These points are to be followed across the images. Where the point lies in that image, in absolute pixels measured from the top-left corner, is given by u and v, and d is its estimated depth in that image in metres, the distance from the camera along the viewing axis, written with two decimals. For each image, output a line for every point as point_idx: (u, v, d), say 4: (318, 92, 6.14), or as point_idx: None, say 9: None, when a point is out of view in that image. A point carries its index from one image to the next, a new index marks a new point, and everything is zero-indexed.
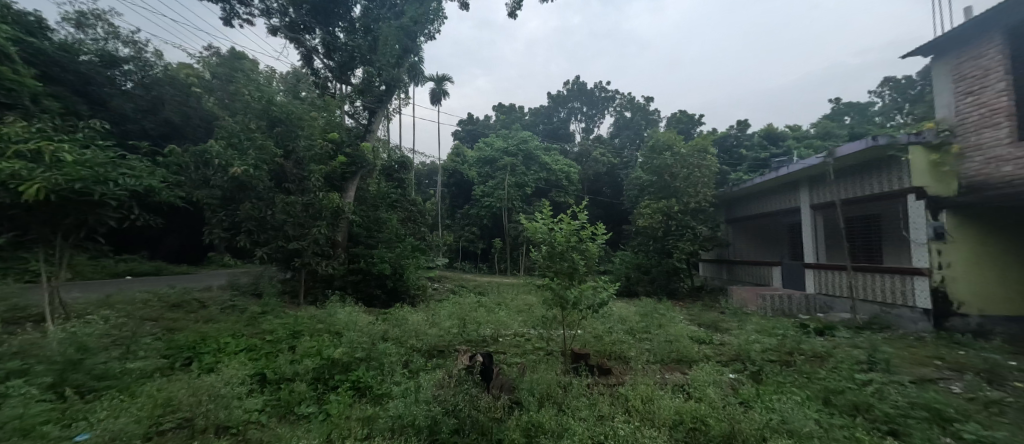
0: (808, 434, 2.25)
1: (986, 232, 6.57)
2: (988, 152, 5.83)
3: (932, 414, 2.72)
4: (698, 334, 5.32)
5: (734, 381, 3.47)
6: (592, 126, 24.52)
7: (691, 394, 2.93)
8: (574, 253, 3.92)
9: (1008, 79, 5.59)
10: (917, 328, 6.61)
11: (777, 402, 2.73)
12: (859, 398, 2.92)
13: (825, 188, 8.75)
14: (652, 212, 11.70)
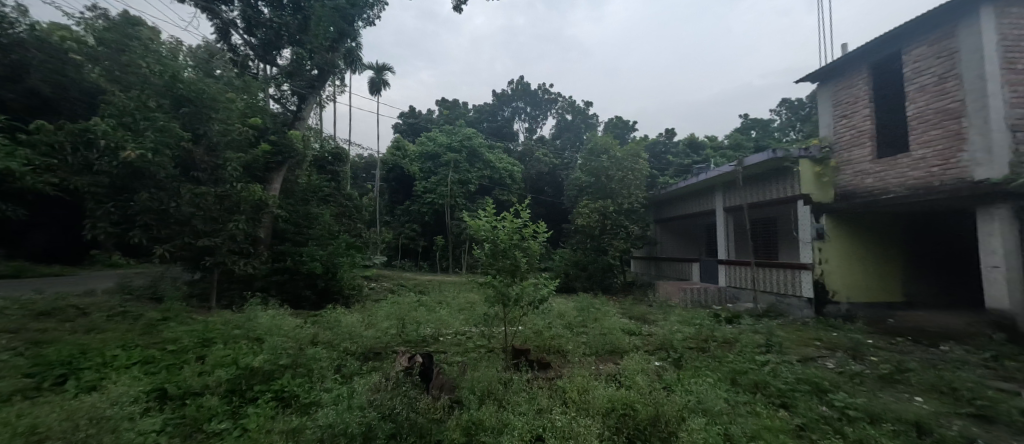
0: (719, 412, 2.55)
1: (857, 233, 7.76)
2: (857, 166, 7.30)
3: (812, 387, 3.23)
4: (629, 326, 5.73)
5: (659, 367, 3.80)
6: (535, 127, 24.52)
7: (623, 383, 3.14)
8: (517, 251, 3.99)
9: (873, 107, 7.05)
10: (802, 314, 7.75)
11: (694, 385, 3.04)
12: (758, 377, 3.35)
13: (735, 193, 9.87)
14: (590, 212, 12.34)
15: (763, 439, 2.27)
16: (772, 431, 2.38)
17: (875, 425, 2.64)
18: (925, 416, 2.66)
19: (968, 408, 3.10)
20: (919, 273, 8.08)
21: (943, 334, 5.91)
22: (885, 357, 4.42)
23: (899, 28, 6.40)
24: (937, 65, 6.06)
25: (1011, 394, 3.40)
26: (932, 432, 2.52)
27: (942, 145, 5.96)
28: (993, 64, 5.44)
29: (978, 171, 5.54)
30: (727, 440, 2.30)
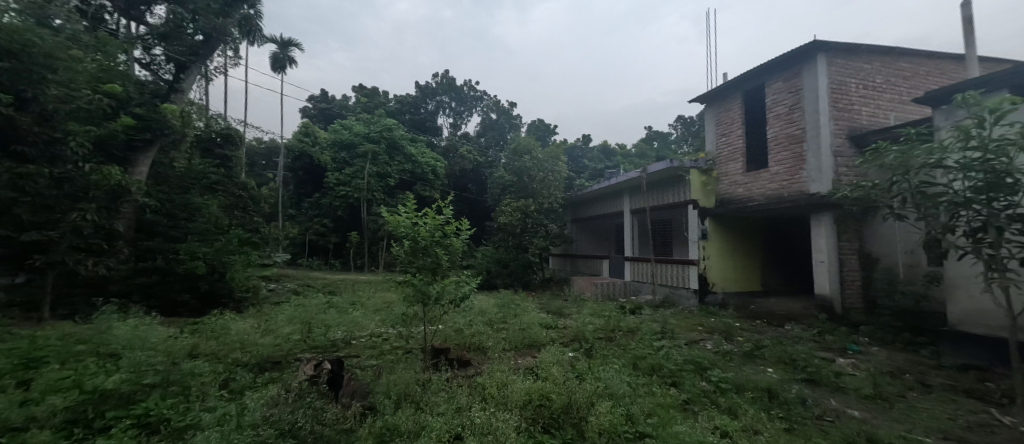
0: (622, 394, 2.83)
1: (732, 233, 9.14)
2: (732, 177, 8.66)
3: (695, 366, 3.75)
4: (548, 320, 6.01)
5: (572, 358, 4.05)
6: (461, 123, 23.67)
7: (541, 374, 3.29)
8: (439, 248, 3.91)
9: (744, 128, 8.43)
10: (690, 303, 8.94)
11: (603, 372, 3.32)
12: (654, 361, 3.78)
13: (640, 196, 10.94)
14: (512, 210, 12.65)
15: (658, 415, 2.59)
16: (666, 408, 2.73)
17: (739, 394, 3.18)
18: (774, 383, 3.27)
19: (802, 374, 3.92)
20: (780, 271, 9.56)
21: (787, 315, 7.41)
22: (748, 337, 5.35)
23: (762, 65, 7.78)
24: (788, 98, 7.49)
25: (829, 361, 4.39)
26: (777, 396, 3.13)
27: (790, 163, 7.38)
28: (823, 101, 6.90)
29: (811, 185, 6.99)
30: (630, 418, 2.57)
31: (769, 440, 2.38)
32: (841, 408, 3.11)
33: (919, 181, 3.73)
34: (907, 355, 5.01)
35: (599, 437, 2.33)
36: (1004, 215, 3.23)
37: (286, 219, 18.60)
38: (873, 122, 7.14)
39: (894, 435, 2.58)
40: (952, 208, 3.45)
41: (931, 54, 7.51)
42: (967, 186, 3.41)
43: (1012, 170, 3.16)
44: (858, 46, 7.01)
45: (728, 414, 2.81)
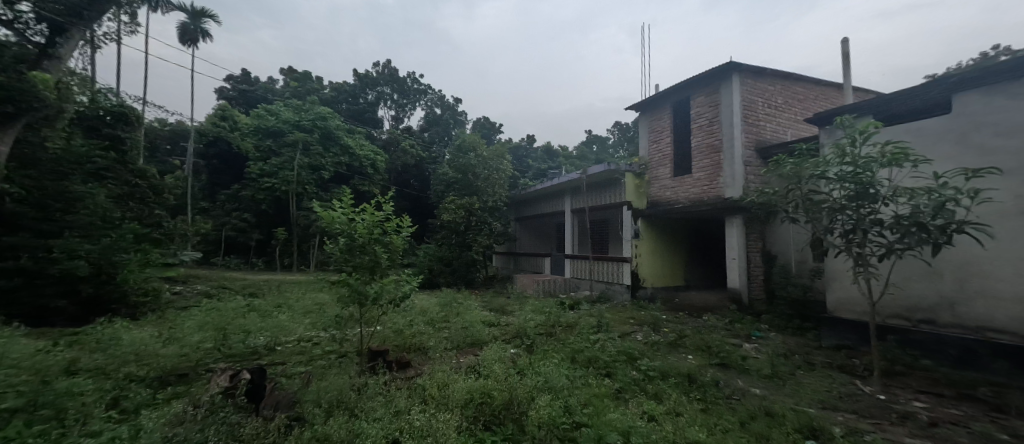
0: (560, 388, 2.94)
1: (662, 233, 9.84)
2: (661, 181, 9.40)
3: (626, 356, 4.02)
4: (489, 318, 6.02)
5: (513, 354, 4.11)
6: (402, 117, 22.56)
7: (482, 372, 3.30)
8: (378, 246, 3.80)
9: (672, 137, 9.19)
10: (623, 297, 9.54)
11: (543, 366, 3.41)
12: (590, 354, 3.96)
13: (580, 197, 11.40)
14: (456, 208, 12.45)
15: (593, 405, 2.75)
16: (600, 397, 2.90)
17: (665, 380, 3.48)
18: (693, 369, 3.62)
19: (716, 359, 4.39)
20: (702, 267, 10.44)
21: (706, 307, 8.21)
22: (672, 328, 5.86)
23: (688, 80, 8.54)
24: (709, 111, 8.34)
25: (737, 347, 4.96)
26: (696, 380, 3.47)
27: (710, 170, 8.23)
28: (737, 115, 7.79)
29: (728, 190, 7.82)
30: (568, 410, 2.69)
31: (689, 421, 2.64)
32: (747, 388, 3.54)
33: (808, 189, 4.37)
34: (796, 339, 5.85)
35: (538, 430, 2.41)
36: (868, 220, 3.92)
37: (196, 213, 16.40)
38: (774, 137, 8.17)
39: (786, 408, 3.00)
40: (832, 212, 4.10)
41: (818, 81, 8.77)
42: (842, 194, 4.07)
43: (875, 182, 3.83)
44: (765, 69, 7.99)
45: (655, 399, 3.06)
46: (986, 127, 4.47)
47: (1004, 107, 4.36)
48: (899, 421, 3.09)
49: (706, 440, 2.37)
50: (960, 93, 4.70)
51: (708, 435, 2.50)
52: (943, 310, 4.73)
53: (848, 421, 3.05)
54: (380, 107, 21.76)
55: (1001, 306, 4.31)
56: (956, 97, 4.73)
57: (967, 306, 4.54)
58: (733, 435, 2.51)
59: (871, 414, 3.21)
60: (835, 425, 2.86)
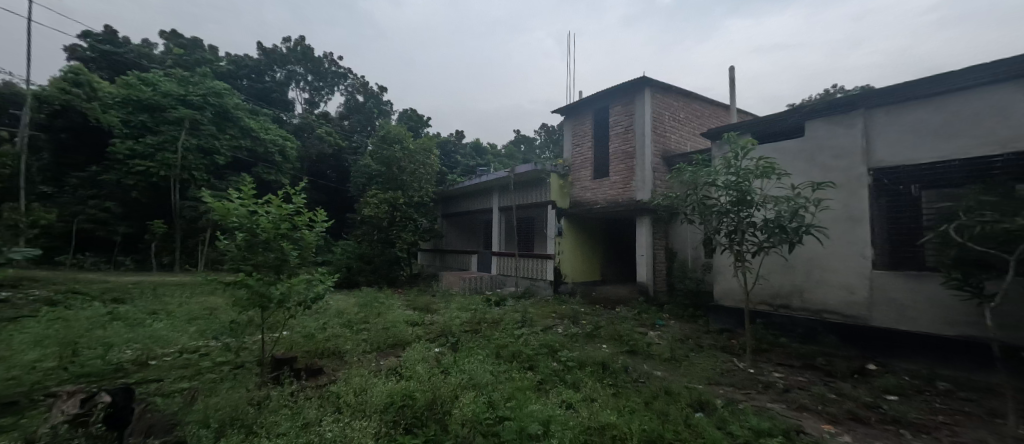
0: (483, 384, 3.00)
1: (582, 231, 10.45)
2: (582, 182, 10.01)
3: (548, 349, 4.21)
4: (414, 317, 5.89)
5: (437, 353, 4.06)
6: (318, 101, 20.46)
7: (403, 374, 3.24)
8: (285, 242, 3.47)
9: (593, 141, 9.83)
10: (546, 292, 9.93)
11: (467, 364, 3.43)
12: (515, 348, 4.07)
13: (507, 195, 11.63)
14: (381, 203, 11.84)
15: (516, 398, 2.84)
16: (523, 390, 3.01)
17: (582, 369, 3.71)
18: (608, 358, 3.92)
19: (626, 347, 4.83)
20: (616, 263, 11.32)
21: (619, 299, 8.98)
22: (590, 319, 6.31)
23: (607, 90, 9.22)
24: (624, 120, 9.11)
25: (644, 335, 5.52)
26: (608, 367, 3.77)
27: (624, 174, 8.99)
28: (647, 126, 8.63)
29: (639, 194, 8.63)
30: (492, 405, 2.75)
31: (602, 405, 2.87)
32: (650, 371, 3.96)
33: (702, 194, 5.02)
34: (690, 325, 6.70)
35: (462, 428, 2.43)
36: (745, 222, 4.65)
37: (35, 200, 12.83)
38: (676, 147, 9.19)
39: (681, 386, 3.43)
40: (719, 215, 4.78)
41: (711, 101, 10.06)
42: (726, 200, 4.77)
43: (750, 190, 4.56)
44: (671, 86, 8.95)
45: (573, 388, 3.26)
46: (828, 149, 5.58)
47: (839, 134, 5.49)
48: (763, 390, 3.74)
49: (616, 421, 2.60)
50: (811, 120, 5.80)
51: (619, 416, 2.74)
52: (795, 296, 5.81)
53: (727, 393, 3.60)
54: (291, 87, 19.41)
55: (834, 291, 5.43)
56: (808, 123, 5.82)
57: (812, 293, 5.63)
58: (638, 414, 2.80)
59: (743, 385, 3.83)
60: (718, 398, 3.35)
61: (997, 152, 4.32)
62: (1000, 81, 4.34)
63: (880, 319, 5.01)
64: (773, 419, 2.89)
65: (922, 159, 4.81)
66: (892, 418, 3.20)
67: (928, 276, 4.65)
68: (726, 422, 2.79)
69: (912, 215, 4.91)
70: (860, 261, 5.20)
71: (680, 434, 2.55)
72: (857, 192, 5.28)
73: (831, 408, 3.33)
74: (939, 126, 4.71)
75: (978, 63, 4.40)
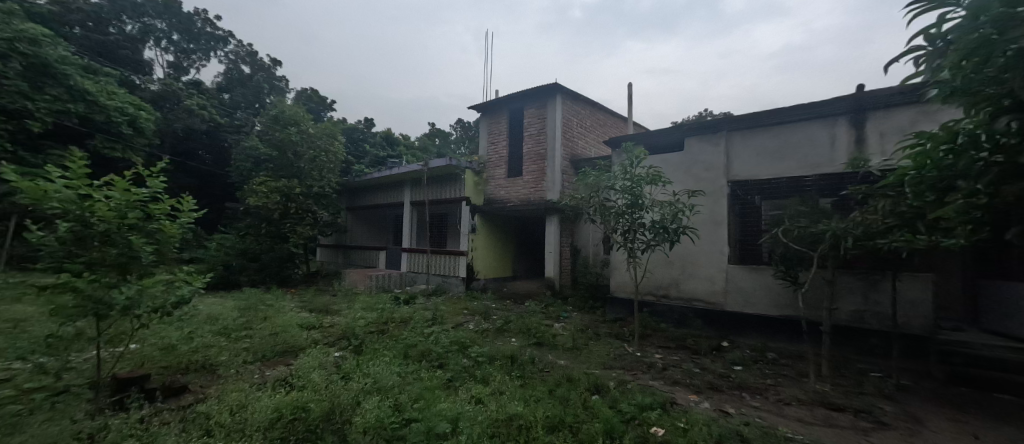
0: (387, 387, 2.98)
1: (495, 228, 10.68)
2: (495, 180, 10.18)
3: (458, 346, 4.19)
4: (311, 320, 5.65)
5: (337, 358, 3.97)
6: (185, 66, 16.94)
7: (295, 385, 3.09)
8: (133, 235, 2.93)
9: (508, 141, 10.05)
10: (457, 289, 9.97)
11: (371, 367, 3.38)
12: (424, 347, 4.06)
13: (420, 190, 11.41)
14: (274, 192, 10.50)
15: (424, 398, 2.86)
16: (432, 390, 3.04)
17: (491, 363, 3.83)
18: (518, 352, 4.11)
19: (534, 339, 5.12)
20: (527, 260, 11.84)
21: (527, 294, 9.42)
22: (500, 315, 6.54)
23: (522, 91, 9.54)
24: (537, 123, 9.49)
25: (549, 326, 5.88)
26: (517, 359, 3.94)
27: (535, 175, 9.37)
28: (558, 130, 9.12)
29: (549, 194, 9.06)
30: (398, 408, 2.72)
31: (510, 396, 3.01)
32: (554, 360, 4.25)
33: (602, 197, 5.50)
34: (590, 316, 7.34)
35: (364, 436, 2.34)
36: (636, 223, 5.25)
37: None
38: (582, 152, 9.89)
39: (581, 372, 3.74)
40: (616, 215, 5.32)
41: (613, 113, 11.03)
42: (623, 202, 5.31)
43: (641, 195, 5.15)
44: (579, 94, 9.58)
45: (482, 382, 3.36)
46: (701, 163, 6.58)
47: (708, 151, 6.52)
48: (646, 370, 4.29)
49: (522, 411, 2.77)
50: (689, 137, 6.76)
51: (525, 406, 2.91)
52: (673, 287, 6.71)
53: (618, 375, 4.05)
54: (147, 45, 15.43)
55: (702, 283, 6.40)
56: (687, 139, 6.78)
57: (686, 284, 6.56)
58: (543, 401, 2.99)
59: (631, 367, 4.34)
60: (610, 380, 3.73)
61: (812, 173, 5.60)
62: (812, 119, 5.65)
63: (732, 305, 6.10)
64: (654, 395, 3.34)
65: (764, 175, 5.98)
66: (737, 384, 3.96)
67: (765, 269, 5.81)
68: (617, 401, 3.14)
69: (755, 221, 6.07)
70: (721, 257, 6.24)
71: (578, 417, 2.80)
72: (720, 200, 6.33)
73: (695, 381, 3.98)
74: (777, 149, 5.90)
75: (802, 102, 5.63)
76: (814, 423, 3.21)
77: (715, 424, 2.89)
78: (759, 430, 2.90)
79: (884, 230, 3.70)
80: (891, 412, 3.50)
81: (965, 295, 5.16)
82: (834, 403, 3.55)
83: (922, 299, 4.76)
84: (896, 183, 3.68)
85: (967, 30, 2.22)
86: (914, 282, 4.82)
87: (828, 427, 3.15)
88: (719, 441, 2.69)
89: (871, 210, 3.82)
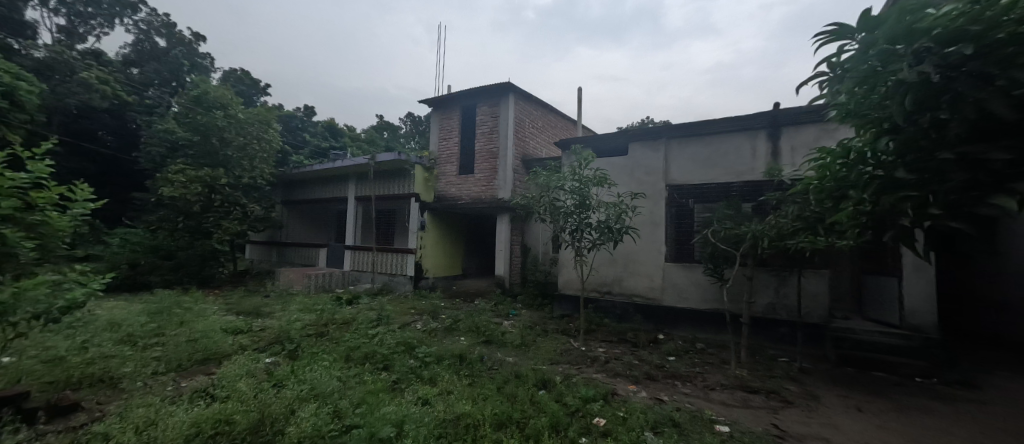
0: (325, 391, 3.02)
1: (445, 226, 10.57)
2: (447, 177, 10.03)
3: (405, 346, 4.34)
4: (237, 324, 5.31)
5: (269, 364, 3.89)
6: (83, 33, 13.59)
7: (215, 396, 3.02)
8: (9, 228, 2.50)
9: (460, 137, 9.96)
10: (404, 288, 9.79)
11: (308, 374, 3.39)
12: (367, 350, 4.12)
13: (366, 184, 11.10)
14: (195, 183, 9.48)
15: (367, 403, 2.87)
16: (375, 393, 3.07)
17: (439, 363, 3.94)
18: (464, 351, 4.22)
19: (482, 337, 5.18)
20: (478, 258, 11.85)
21: (477, 292, 9.45)
22: (449, 314, 6.54)
23: (475, 89, 9.49)
24: (489, 121, 9.47)
25: (499, 324, 5.95)
26: (465, 358, 4.07)
27: (487, 173, 9.36)
28: (510, 128, 9.16)
29: (500, 192, 9.08)
30: (338, 414, 2.71)
31: (458, 396, 3.05)
32: (503, 358, 4.32)
33: (552, 197, 5.65)
34: (538, 313, 7.51)
35: None
36: (584, 222, 5.45)
37: None
38: (534, 153, 10.07)
39: (528, 368, 3.83)
40: (565, 215, 5.49)
41: (563, 116, 11.35)
42: (571, 202, 5.49)
43: (589, 195, 5.36)
44: (532, 95, 9.72)
45: (429, 383, 3.44)
46: (642, 167, 6.98)
47: (649, 156, 6.93)
48: (590, 363, 4.49)
49: (470, 410, 2.80)
50: (633, 142, 7.13)
51: (473, 404, 2.95)
52: (617, 284, 7.05)
53: (565, 369, 4.20)
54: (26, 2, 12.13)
55: (643, 280, 6.79)
56: (630, 144, 7.15)
57: (628, 281, 6.93)
58: (490, 399, 3.05)
59: (577, 361, 4.53)
60: (557, 374, 3.85)
61: (737, 180, 6.18)
62: (739, 131, 6.24)
63: (668, 300, 6.56)
64: (597, 387, 3.51)
65: (697, 180, 6.49)
66: (671, 373, 4.28)
67: (696, 266, 6.32)
68: (563, 395, 3.26)
69: (689, 223, 6.56)
70: (659, 255, 6.67)
71: (525, 412, 2.88)
72: (659, 202, 6.76)
73: (634, 372, 4.24)
74: (708, 157, 6.43)
75: (730, 115, 6.19)
76: (734, 405, 3.57)
77: (651, 411, 3.10)
78: (689, 414, 3.17)
79: (794, 232, 4.21)
80: (794, 391, 4.00)
81: (852, 289, 6.03)
82: (751, 386, 3.98)
83: (821, 292, 5.47)
84: (803, 191, 4.21)
85: (858, 59, 2.57)
86: (816, 278, 5.50)
87: (746, 408, 3.52)
88: (655, 427, 2.89)
89: (784, 215, 4.33)
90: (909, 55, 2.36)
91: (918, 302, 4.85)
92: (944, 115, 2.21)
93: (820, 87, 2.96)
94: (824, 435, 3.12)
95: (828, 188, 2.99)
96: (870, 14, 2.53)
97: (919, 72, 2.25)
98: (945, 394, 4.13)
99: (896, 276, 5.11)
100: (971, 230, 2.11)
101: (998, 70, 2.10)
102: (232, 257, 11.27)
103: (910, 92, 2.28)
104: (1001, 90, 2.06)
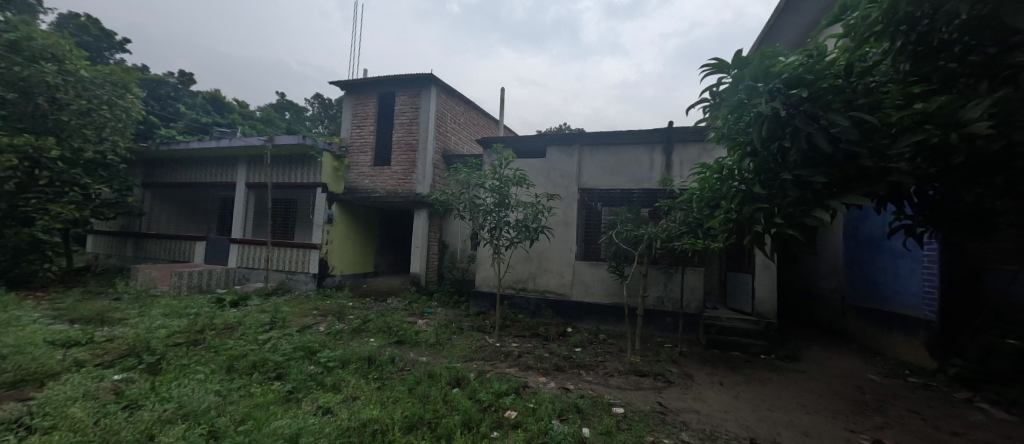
0: (199, 410, 2.65)
1: (356, 221, 9.84)
2: (360, 168, 9.29)
3: (304, 352, 4.00)
4: (70, 335, 4.26)
5: (119, 381, 3.21)
6: None
7: (35, 428, 2.43)
8: None
9: (376, 126, 9.29)
10: (306, 287, 8.91)
11: (176, 389, 2.93)
12: (255, 358, 3.68)
13: (260, 169, 9.79)
14: (7, 152, 7.21)
15: (254, 418, 2.59)
16: (264, 406, 2.78)
17: (345, 367, 3.70)
18: (373, 351, 4.02)
19: (394, 338, 4.97)
20: (390, 255, 11.30)
21: (389, 290, 9.04)
22: (358, 314, 6.14)
23: (393, 76, 8.95)
24: (409, 112, 8.99)
25: (412, 324, 5.76)
26: (375, 361, 3.89)
27: (405, 165, 8.90)
28: (431, 121, 8.83)
29: (419, 187, 8.73)
30: (214, 435, 2.41)
31: (364, 402, 2.92)
32: (416, 358, 4.24)
33: (472, 194, 5.64)
34: (454, 311, 7.45)
35: None
36: (502, 221, 5.53)
37: None
38: (455, 148, 9.88)
39: (442, 366, 3.79)
40: (485, 213, 5.51)
41: (484, 113, 11.33)
42: (491, 201, 5.55)
43: (508, 195, 5.46)
44: (453, 89, 9.46)
45: (333, 389, 3.24)
46: (557, 169, 7.31)
47: (565, 160, 7.28)
48: (504, 358, 4.62)
49: (378, 415, 2.69)
50: (551, 146, 7.40)
51: (381, 409, 2.85)
52: (531, 281, 7.31)
53: (479, 366, 4.24)
54: None
55: (555, 277, 7.16)
56: (549, 148, 7.43)
57: (541, 278, 7.23)
58: (401, 402, 2.97)
59: (491, 357, 4.62)
60: (471, 371, 3.87)
61: (637, 187, 6.88)
62: (643, 145, 6.91)
63: (576, 295, 7.02)
64: (513, 381, 3.60)
65: (605, 185, 7.04)
66: (576, 363, 4.60)
67: (601, 265, 6.86)
68: (476, 391, 3.30)
69: (596, 224, 7.09)
70: (570, 254, 7.09)
71: (436, 412, 2.85)
72: (571, 204, 7.16)
73: (544, 364, 4.46)
74: (615, 166, 7.02)
75: (635, 129, 6.80)
76: (628, 388, 3.99)
77: (558, 400, 3.31)
78: (591, 400, 3.45)
79: (680, 234, 4.88)
80: (674, 372, 4.61)
81: (720, 283, 7.13)
82: (641, 370, 4.48)
83: (697, 286, 6.39)
84: (689, 200, 4.88)
85: (731, 92, 2.97)
86: (695, 274, 6.40)
87: (636, 390, 3.96)
88: (561, 415, 3.09)
89: (676, 220, 4.98)
90: (767, 91, 2.79)
91: (764, 293, 5.94)
92: (787, 145, 2.70)
93: (704, 109, 3.35)
94: (695, 408, 3.65)
95: (707, 197, 3.47)
96: (741, 55, 2.95)
97: (771, 107, 2.70)
98: (779, 367, 5.17)
99: (749, 273, 6.19)
100: (802, 240, 2.62)
101: (822, 110, 2.62)
102: (65, 250, 9.27)
103: (766, 123, 2.73)
104: (824, 128, 2.58)
